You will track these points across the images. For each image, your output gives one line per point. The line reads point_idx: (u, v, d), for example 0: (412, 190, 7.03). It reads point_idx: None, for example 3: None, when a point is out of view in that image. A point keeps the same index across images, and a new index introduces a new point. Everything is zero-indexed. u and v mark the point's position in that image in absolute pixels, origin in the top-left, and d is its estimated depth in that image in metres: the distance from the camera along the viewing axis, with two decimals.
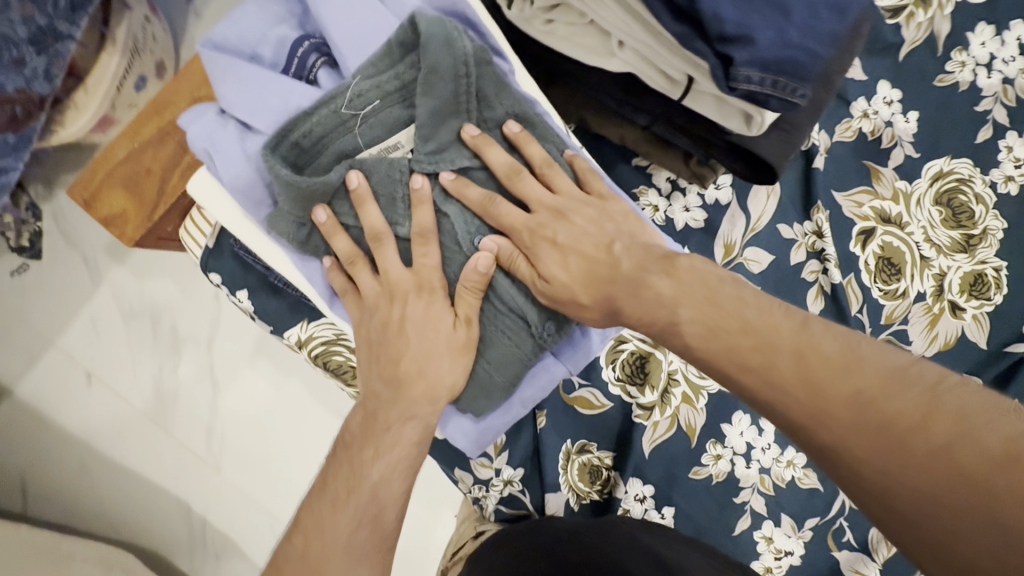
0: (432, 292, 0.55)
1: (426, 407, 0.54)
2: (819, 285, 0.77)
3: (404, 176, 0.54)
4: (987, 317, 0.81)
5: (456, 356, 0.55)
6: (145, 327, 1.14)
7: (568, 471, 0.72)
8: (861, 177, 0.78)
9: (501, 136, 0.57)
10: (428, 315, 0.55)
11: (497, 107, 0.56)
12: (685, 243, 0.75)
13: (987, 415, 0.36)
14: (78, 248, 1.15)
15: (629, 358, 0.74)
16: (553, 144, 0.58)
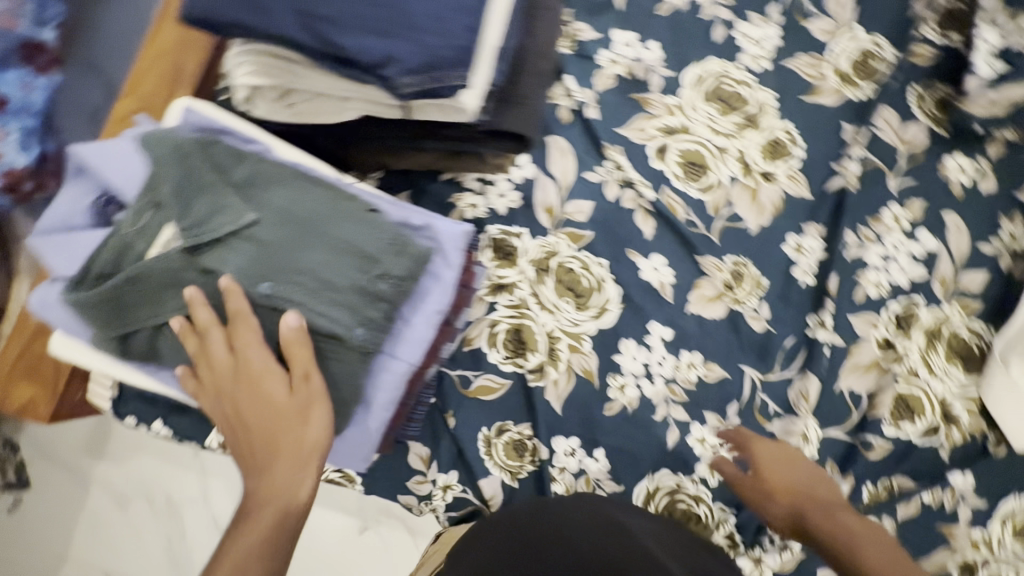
0: (250, 366, 0.53)
1: (288, 483, 0.52)
2: (642, 207, 0.87)
3: (181, 260, 0.53)
4: (801, 172, 0.89)
5: (311, 411, 0.53)
6: (143, 507, 1.12)
7: (494, 454, 0.79)
8: (635, 108, 0.89)
9: (260, 185, 0.56)
10: (258, 388, 0.53)
11: (241, 166, 0.56)
12: (514, 222, 0.85)
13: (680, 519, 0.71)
14: (54, 463, 1.13)
15: (506, 336, 0.82)
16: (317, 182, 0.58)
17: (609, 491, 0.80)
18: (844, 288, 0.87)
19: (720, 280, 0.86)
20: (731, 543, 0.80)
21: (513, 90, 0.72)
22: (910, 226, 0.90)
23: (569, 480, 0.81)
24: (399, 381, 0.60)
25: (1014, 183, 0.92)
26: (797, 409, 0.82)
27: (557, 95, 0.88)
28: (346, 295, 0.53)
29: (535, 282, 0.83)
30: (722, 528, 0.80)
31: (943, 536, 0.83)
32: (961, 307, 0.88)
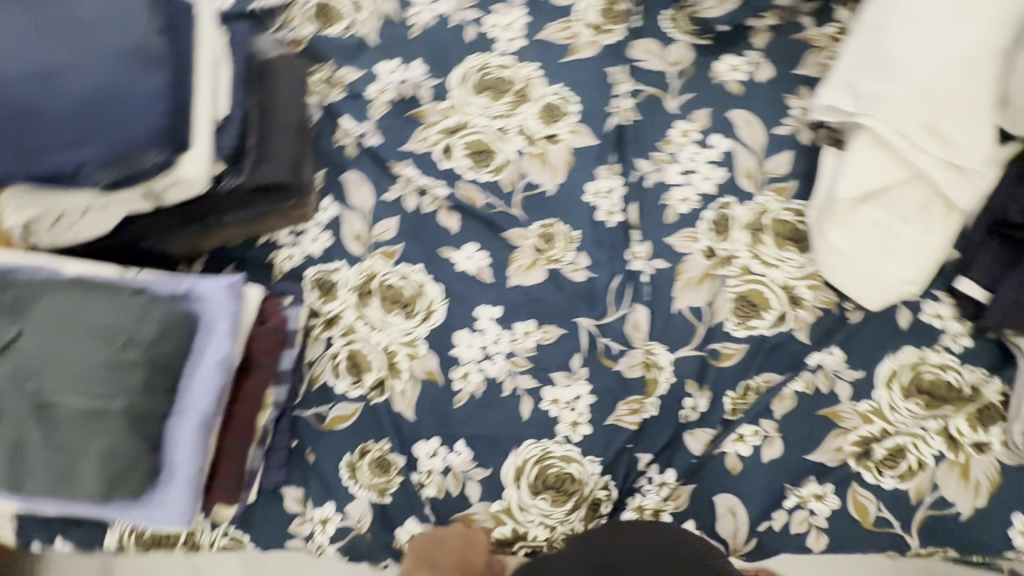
0: None
1: None
2: (443, 207, 0.92)
3: None
4: (580, 124, 0.93)
5: None
6: None
7: (359, 476, 0.84)
8: (412, 124, 0.96)
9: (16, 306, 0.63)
10: None
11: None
12: (329, 259, 0.91)
13: (633, 527, 0.72)
14: None
15: (346, 364, 0.86)
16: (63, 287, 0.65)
17: (479, 479, 0.83)
18: (652, 215, 0.89)
19: (531, 247, 0.89)
20: (608, 494, 0.82)
21: (260, 148, 0.80)
22: (701, 135, 0.91)
23: (438, 481, 0.84)
24: (194, 432, 0.66)
25: (789, 62, 0.93)
26: (636, 343, 0.84)
27: (341, 137, 0.96)
28: (100, 372, 0.60)
29: (359, 306, 0.88)
30: (599, 483, 0.81)
31: (828, 420, 0.80)
32: (775, 193, 0.88)
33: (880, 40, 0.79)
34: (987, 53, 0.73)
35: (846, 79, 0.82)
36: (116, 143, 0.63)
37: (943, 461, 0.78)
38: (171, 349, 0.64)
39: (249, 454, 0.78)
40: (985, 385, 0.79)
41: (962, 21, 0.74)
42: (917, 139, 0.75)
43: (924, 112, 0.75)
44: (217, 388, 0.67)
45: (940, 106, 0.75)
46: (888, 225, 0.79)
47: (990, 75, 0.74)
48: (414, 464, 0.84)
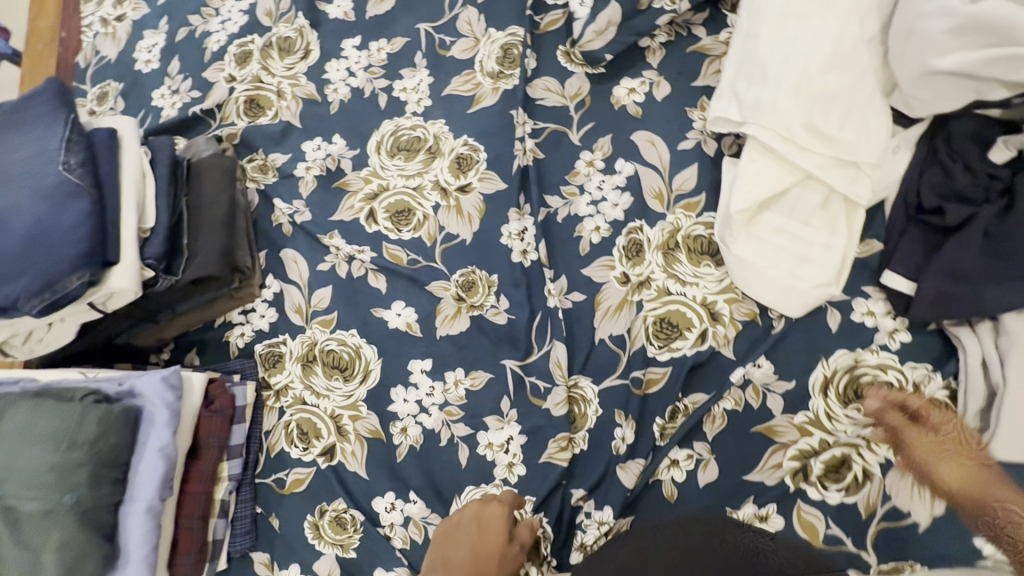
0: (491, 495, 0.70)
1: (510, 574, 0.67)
2: (371, 269, 0.97)
3: None
4: (489, 171, 0.97)
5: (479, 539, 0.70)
6: None
7: (321, 534, 0.87)
8: (338, 195, 1.02)
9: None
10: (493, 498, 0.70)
11: None
12: (276, 332, 0.98)
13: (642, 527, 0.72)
14: None
15: (295, 430, 0.92)
16: (22, 403, 0.74)
17: (438, 523, 0.84)
18: (566, 249, 0.91)
19: (453, 297, 0.93)
20: (545, 533, 0.81)
21: (190, 247, 0.89)
22: (606, 163, 0.93)
23: (401, 532, 0.85)
24: (141, 516, 0.72)
25: (685, 76, 0.93)
26: (556, 379, 0.84)
27: (277, 216, 1.04)
28: (50, 473, 0.68)
29: (304, 376, 0.94)
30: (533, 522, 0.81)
31: (764, 436, 0.78)
32: (684, 209, 0.88)
33: (753, 47, 0.78)
34: (857, 45, 0.72)
35: (730, 88, 0.80)
36: (46, 272, 0.73)
37: (892, 468, 0.73)
38: (112, 445, 0.72)
39: (209, 526, 0.84)
40: (927, 382, 0.74)
41: (826, 18, 0.73)
42: (803, 141, 0.74)
43: (805, 114, 0.73)
44: (160, 473, 0.74)
45: (821, 104, 0.73)
46: (793, 229, 0.77)
47: (868, 64, 0.73)
48: (374, 519, 0.86)
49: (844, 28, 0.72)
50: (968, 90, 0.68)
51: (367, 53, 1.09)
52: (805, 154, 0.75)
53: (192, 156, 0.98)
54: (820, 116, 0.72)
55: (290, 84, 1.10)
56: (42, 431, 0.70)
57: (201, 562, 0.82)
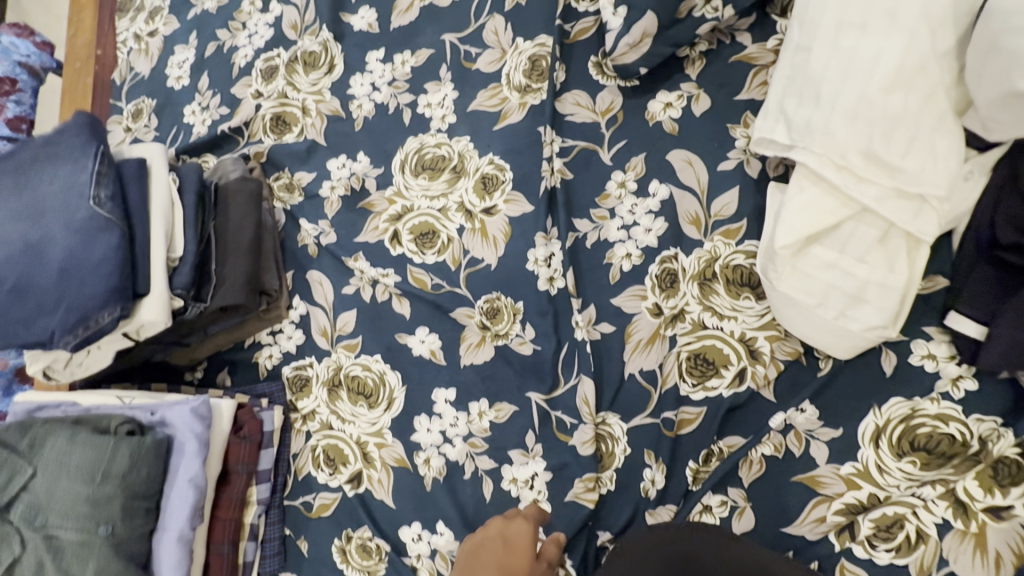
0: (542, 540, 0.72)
1: None
2: (394, 294, 0.96)
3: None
4: (515, 192, 0.93)
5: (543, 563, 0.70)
6: None
7: (349, 559, 0.87)
8: (363, 216, 1.01)
9: (34, 450, 0.77)
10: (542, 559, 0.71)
11: (20, 440, 0.78)
12: (302, 355, 0.98)
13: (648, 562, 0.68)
14: None
15: (322, 455, 0.92)
16: (64, 431, 0.77)
17: None
18: (594, 276, 0.87)
19: (477, 324, 0.90)
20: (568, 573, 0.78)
21: (218, 274, 0.89)
22: (639, 184, 0.87)
23: (429, 564, 0.84)
24: (173, 546, 0.74)
25: (728, 88, 0.86)
26: (582, 417, 0.81)
27: (303, 237, 1.03)
28: (85, 506, 0.70)
29: (331, 401, 0.94)
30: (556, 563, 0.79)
31: (806, 486, 0.73)
32: (723, 236, 0.82)
33: (805, 61, 0.71)
34: (928, 59, 0.64)
35: (779, 106, 0.74)
36: (80, 308, 0.74)
37: (950, 531, 0.66)
38: (142, 477, 0.73)
39: (240, 549, 0.86)
40: (995, 438, 0.67)
41: (892, 29, 0.65)
42: (859, 169, 0.67)
43: (862, 139, 0.66)
44: (190, 503, 0.76)
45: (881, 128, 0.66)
46: (844, 264, 0.70)
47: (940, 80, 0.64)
48: (401, 549, 0.86)
49: (914, 40, 0.64)
50: None
51: (391, 67, 1.06)
52: (861, 183, 0.68)
53: (219, 179, 0.98)
54: (881, 142, 0.65)
55: (316, 101, 1.08)
56: (80, 461, 0.73)
57: None
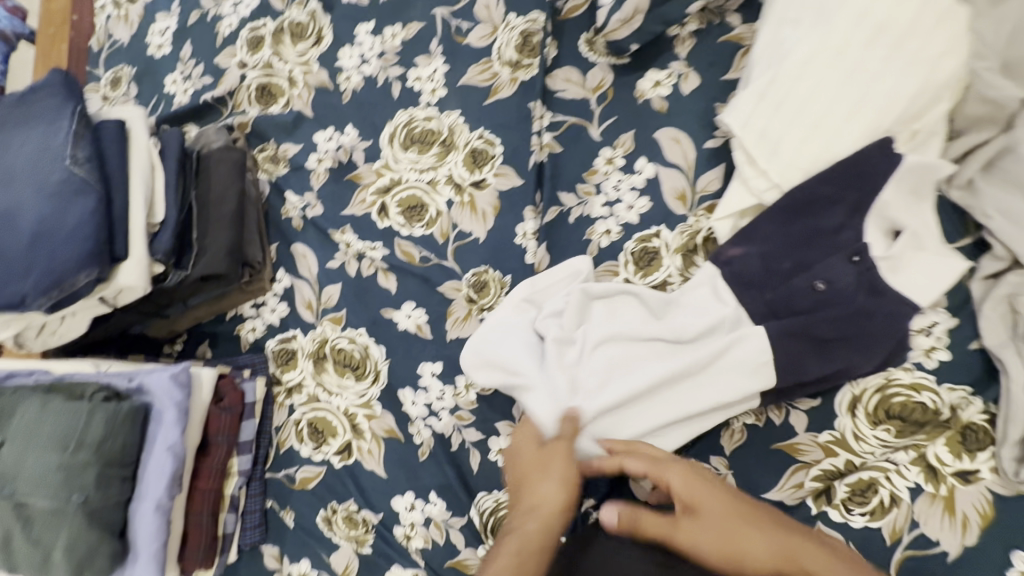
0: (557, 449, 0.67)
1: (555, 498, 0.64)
2: (381, 268, 0.95)
3: None
4: (505, 167, 0.93)
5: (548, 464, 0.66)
6: None
7: (336, 530, 0.87)
8: (350, 188, 1.00)
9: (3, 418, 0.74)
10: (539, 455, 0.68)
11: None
12: (286, 328, 0.97)
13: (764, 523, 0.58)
14: None
15: (307, 428, 0.92)
16: (35, 399, 0.74)
17: (459, 527, 0.82)
18: (580, 251, 0.87)
19: (464, 298, 0.90)
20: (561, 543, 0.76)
21: (199, 241, 0.87)
22: (627, 161, 0.88)
23: (423, 532, 0.84)
24: (151, 515, 0.72)
25: (716, 68, 0.87)
26: None
27: (288, 209, 1.02)
28: (57, 475, 0.67)
29: (316, 373, 0.93)
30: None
31: (786, 454, 0.75)
32: (707, 212, 0.83)
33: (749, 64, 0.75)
34: (854, 66, 0.67)
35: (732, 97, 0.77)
36: (51, 270, 0.71)
37: (921, 495, 0.69)
38: (119, 446, 0.71)
39: (220, 521, 0.85)
40: (965, 406, 0.70)
41: (821, 36, 0.69)
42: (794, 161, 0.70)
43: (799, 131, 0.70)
44: (169, 471, 0.73)
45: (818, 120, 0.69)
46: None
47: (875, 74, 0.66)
48: (394, 519, 0.85)
49: (838, 50, 0.68)
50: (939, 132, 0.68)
51: (381, 40, 1.04)
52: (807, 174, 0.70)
53: (202, 148, 0.96)
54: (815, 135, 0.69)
55: (302, 72, 1.06)
56: (49, 428, 0.70)
57: (213, 555, 0.84)
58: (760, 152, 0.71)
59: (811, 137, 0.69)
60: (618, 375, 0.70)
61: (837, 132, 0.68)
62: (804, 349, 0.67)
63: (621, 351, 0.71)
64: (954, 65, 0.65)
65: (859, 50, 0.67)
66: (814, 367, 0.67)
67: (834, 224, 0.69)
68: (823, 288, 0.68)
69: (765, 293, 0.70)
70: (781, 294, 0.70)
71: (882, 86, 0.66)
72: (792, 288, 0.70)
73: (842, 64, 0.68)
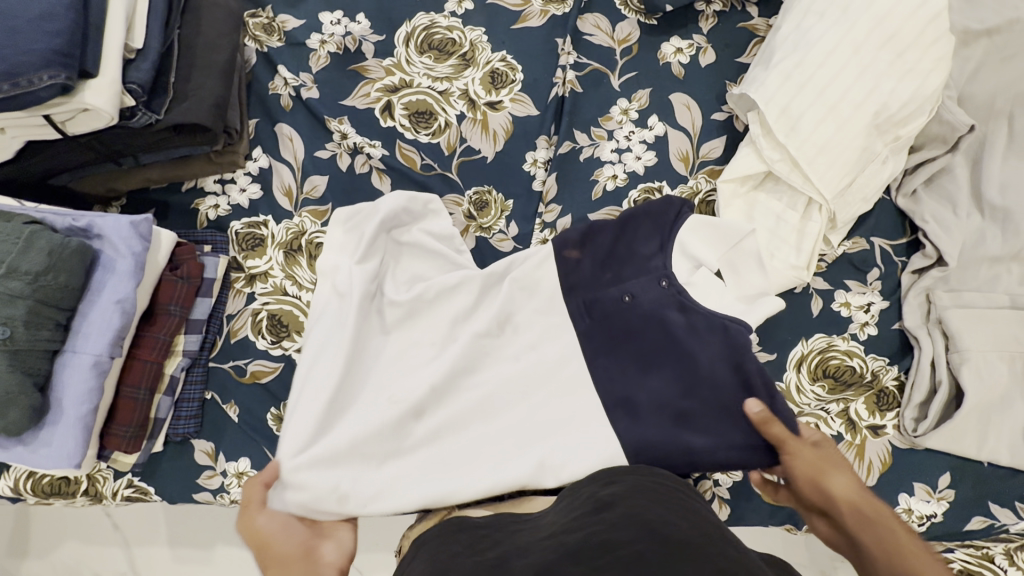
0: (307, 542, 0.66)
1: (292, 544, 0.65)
2: (376, 168, 0.90)
3: None
4: (523, 94, 0.93)
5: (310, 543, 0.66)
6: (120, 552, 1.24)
7: None
8: (354, 78, 0.93)
9: None
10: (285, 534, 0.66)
11: None
12: (257, 213, 0.88)
13: (910, 556, 0.59)
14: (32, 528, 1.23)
15: (268, 320, 0.83)
16: None
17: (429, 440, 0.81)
18: (578, 189, 0.90)
19: (462, 214, 0.89)
20: None
21: (178, 87, 0.77)
22: (640, 115, 0.92)
23: None
24: (85, 372, 0.63)
25: (732, 49, 0.95)
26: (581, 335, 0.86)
27: (278, 84, 0.92)
28: None
29: (287, 265, 0.85)
30: None
31: None
32: (706, 175, 0.90)
33: (772, 45, 0.85)
34: (867, 67, 0.79)
35: (758, 69, 0.85)
36: (4, 59, 0.61)
37: (841, 442, 0.81)
38: (60, 283, 0.61)
39: (154, 403, 0.77)
40: (884, 372, 0.84)
41: (846, 33, 0.79)
42: (816, 140, 0.79)
43: (818, 113, 0.79)
44: (115, 326, 0.64)
45: (837, 107, 0.79)
46: (785, 213, 0.84)
47: (880, 78, 0.79)
48: None
49: (858, 50, 0.79)
50: (902, 146, 0.82)
51: None
52: (820, 155, 0.80)
53: None
54: (832, 118, 0.79)
55: None
56: None
57: (141, 437, 0.75)
58: (779, 126, 0.80)
59: (826, 118, 0.79)
60: (420, 322, 0.79)
61: (847, 119, 0.79)
62: (627, 365, 0.75)
63: (421, 331, 0.78)
64: (936, 82, 0.78)
65: (871, 50, 0.79)
66: (635, 375, 0.74)
67: (644, 251, 0.78)
68: (629, 300, 0.76)
69: (587, 293, 0.78)
70: (596, 298, 0.78)
71: (885, 87, 0.78)
72: (605, 295, 0.78)
73: (856, 59, 0.79)
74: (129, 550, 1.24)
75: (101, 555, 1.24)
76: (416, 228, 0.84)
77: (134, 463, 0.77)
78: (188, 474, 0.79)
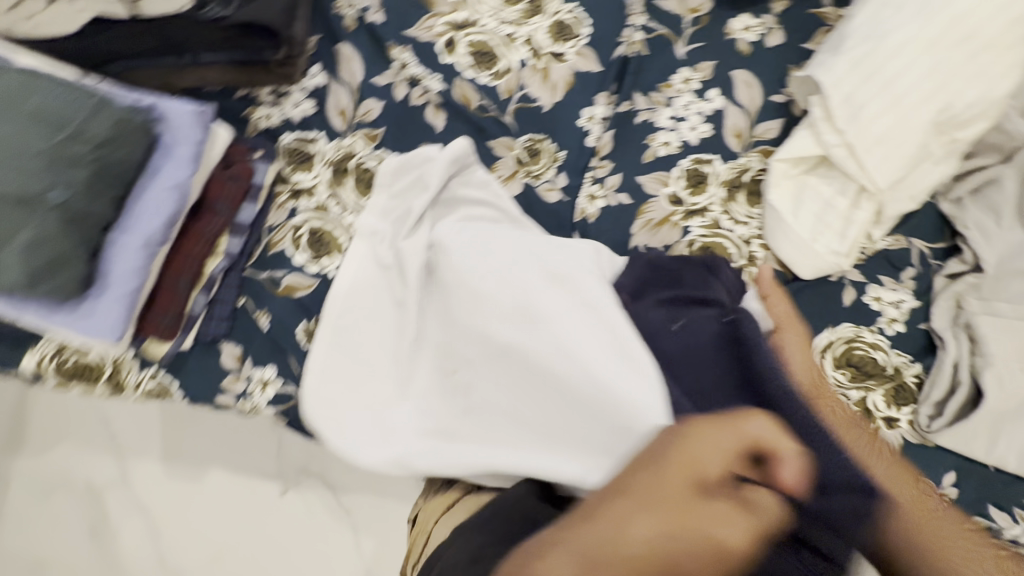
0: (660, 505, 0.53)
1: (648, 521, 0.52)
2: (433, 102, 0.90)
3: None
4: (588, 49, 0.92)
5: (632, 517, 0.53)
6: (114, 460, 1.25)
7: None
8: (421, 9, 0.92)
9: None
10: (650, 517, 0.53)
11: None
12: (309, 130, 0.87)
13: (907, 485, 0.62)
14: (34, 423, 1.26)
15: (309, 237, 0.83)
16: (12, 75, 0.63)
17: None
18: (630, 151, 0.90)
19: (513, 158, 0.90)
20: None
21: None
22: (701, 86, 0.92)
23: None
24: (134, 249, 0.63)
25: (801, 34, 0.94)
26: None
27: (344, 4, 0.91)
28: (40, 158, 0.59)
29: (334, 183, 0.85)
30: None
31: None
32: (759, 155, 0.90)
33: (846, 29, 0.85)
34: (940, 63, 0.79)
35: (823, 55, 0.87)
36: None
37: None
38: (121, 155, 0.62)
39: (190, 298, 0.77)
40: (904, 368, 0.85)
41: (925, 26, 0.79)
42: (877, 131, 0.80)
43: (883, 104, 0.79)
44: (168, 210, 0.64)
45: (903, 101, 0.79)
46: (832, 199, 0.85)
47: (949, 76, 0.79)
48: None
49: (932, 46, 0.79)
50: (956, 149, 0.83)
51: None
52: (876, 146, 0.80)
53: None
54: (897, 111, 0.79)
55: None
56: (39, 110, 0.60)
57: (176, 328, 0.76)
58: (840, 113, 0.81)
59: (890, 109, 0.80)
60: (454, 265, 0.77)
61: (910, 112, 0.79)
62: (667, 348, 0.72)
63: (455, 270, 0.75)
64: (1002, 88, 0.79)
65: (945, 47, 0.79)
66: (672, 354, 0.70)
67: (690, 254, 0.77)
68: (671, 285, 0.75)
69: None
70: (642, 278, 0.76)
71: (952, 86, 0.79)
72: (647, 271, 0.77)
73: (930, 54, 0.79)
74: (124, 459, 1.24)
75: (94, 460, 1.24)
76: (468, 182, 0.85)
77: (165, 355, 0.78)
78: (211, 375, 0.80)
